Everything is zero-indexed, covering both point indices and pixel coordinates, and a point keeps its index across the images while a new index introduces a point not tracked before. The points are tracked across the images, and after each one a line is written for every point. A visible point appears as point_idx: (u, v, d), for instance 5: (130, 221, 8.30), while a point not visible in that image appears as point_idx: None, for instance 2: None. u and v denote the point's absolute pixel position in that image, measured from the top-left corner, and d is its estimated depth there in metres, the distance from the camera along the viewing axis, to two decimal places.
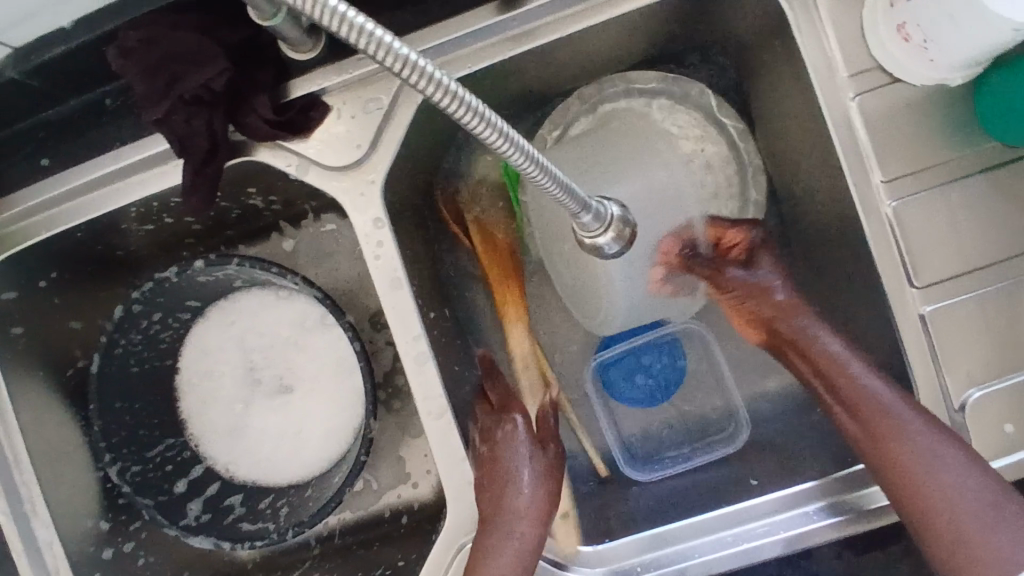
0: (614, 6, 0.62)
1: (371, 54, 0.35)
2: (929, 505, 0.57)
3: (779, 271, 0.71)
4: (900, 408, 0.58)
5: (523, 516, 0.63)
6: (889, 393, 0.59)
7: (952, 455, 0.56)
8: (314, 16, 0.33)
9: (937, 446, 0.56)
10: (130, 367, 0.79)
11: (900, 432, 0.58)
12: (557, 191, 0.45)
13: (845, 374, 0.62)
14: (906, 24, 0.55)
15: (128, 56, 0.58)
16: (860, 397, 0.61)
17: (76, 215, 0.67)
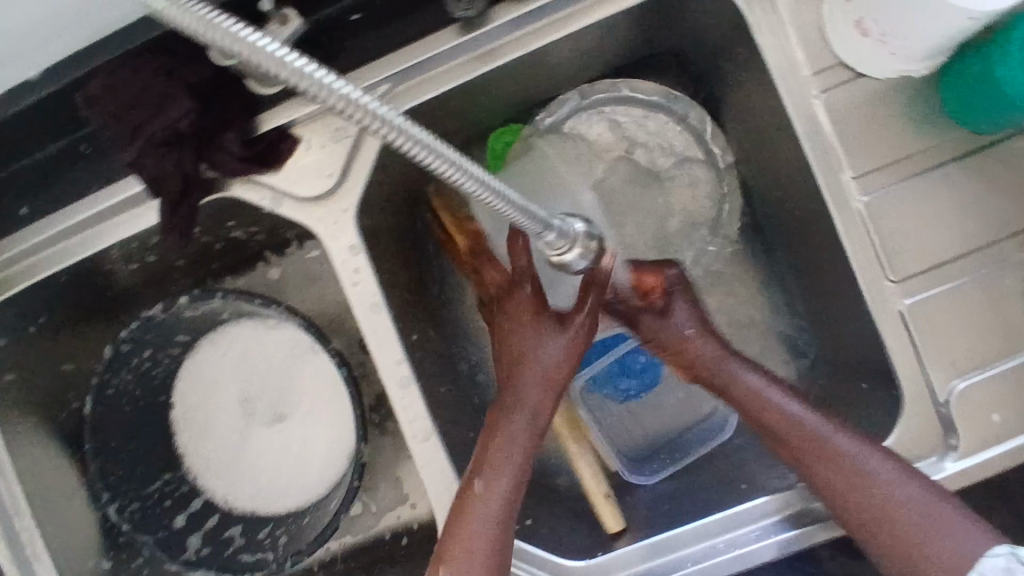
0: (573, 20, 0.62)
1: (313, 95, 0.36)
2: (872, 518, 0.59)
3: (695, 317, 0.69)
4: (820, 430, 0.62)
5: (531, 409, 0.66)
6: (808, 419, 0.63)
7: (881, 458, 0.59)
8: (253, 62, 0.34)
9: (866, 461, 0.59)
10: (123, 405, 0.79)
11: (830, 452, 0.61)
12: (516, 213, 0.45)
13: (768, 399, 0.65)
14: (863, 19, 0.54)
15: (94, 104, 0.59)
16: (783, 426, 0.64)
17: (58, 259, 0.68)
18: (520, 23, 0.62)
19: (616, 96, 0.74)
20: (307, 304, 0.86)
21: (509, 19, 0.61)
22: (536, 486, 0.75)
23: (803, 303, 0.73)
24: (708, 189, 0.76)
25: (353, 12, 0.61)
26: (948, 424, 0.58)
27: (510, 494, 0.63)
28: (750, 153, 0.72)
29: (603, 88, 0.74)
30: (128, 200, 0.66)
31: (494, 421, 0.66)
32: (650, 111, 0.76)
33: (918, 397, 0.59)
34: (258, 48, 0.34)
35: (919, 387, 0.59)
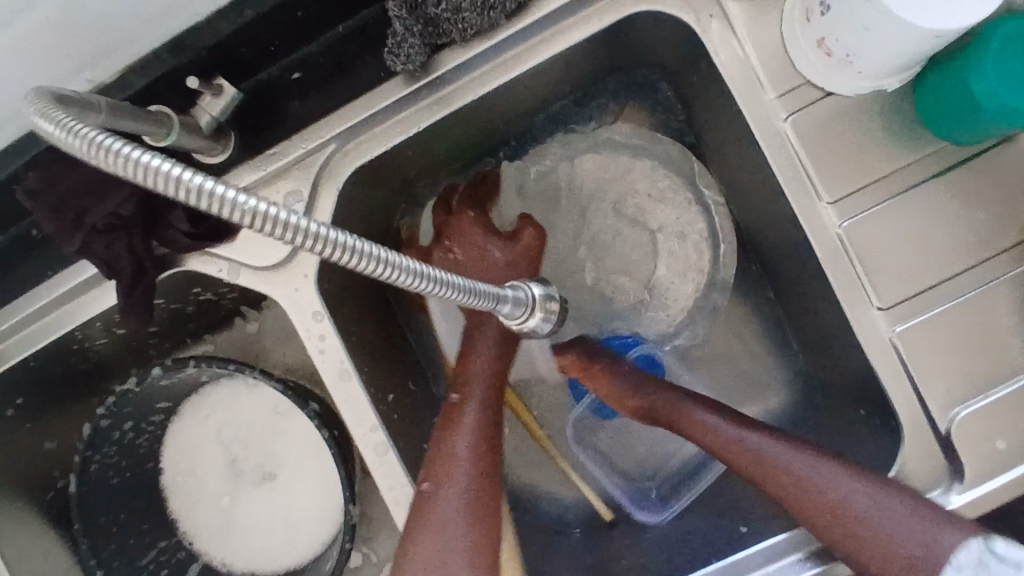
0: (523, 60, 0.59)
1: (220, 213, 0.34)
2: (843, 523, 0.53)
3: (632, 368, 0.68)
4: (762, 442, 0.58)
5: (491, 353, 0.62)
6: (747, 434, 0.59)
7: (855, 492, 0.53)
8: (156, 187, 0.33)
9: (822, 468, 0.55)
10: (110, 479, 0.78)
11: (800, 486, 0.55)
12: (463, 295, 0.43)
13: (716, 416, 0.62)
14: (825, 39, 0.51)
15: (34, 199, 0.57)
16: (716, 439, 0.60)
17: (22, 347, 0.66)
18: (468, 67, 0.58)
19: (598, 139, 0.73)
20: (288, 359, 0.85)
21: (455, 64, 0.58)
22: (532, 533, 0.72)
23: (794, 325, 0.70)
24: (684, 212, 0.72)
25: (294, 71, 0.60)
26: (951, 454, 0.55)
27: (487, 428, 0.59)
28: (725, 173, 0.69)
29: (590, 134, 0.74)
30: (86, 283, 0.64)
31: (458, 383, 0.62)
32: (635, 158, 0.73)
33: (917, 429, 0.56)
34: (157, 172, 0.33)
35: (917, 418, 0.56)
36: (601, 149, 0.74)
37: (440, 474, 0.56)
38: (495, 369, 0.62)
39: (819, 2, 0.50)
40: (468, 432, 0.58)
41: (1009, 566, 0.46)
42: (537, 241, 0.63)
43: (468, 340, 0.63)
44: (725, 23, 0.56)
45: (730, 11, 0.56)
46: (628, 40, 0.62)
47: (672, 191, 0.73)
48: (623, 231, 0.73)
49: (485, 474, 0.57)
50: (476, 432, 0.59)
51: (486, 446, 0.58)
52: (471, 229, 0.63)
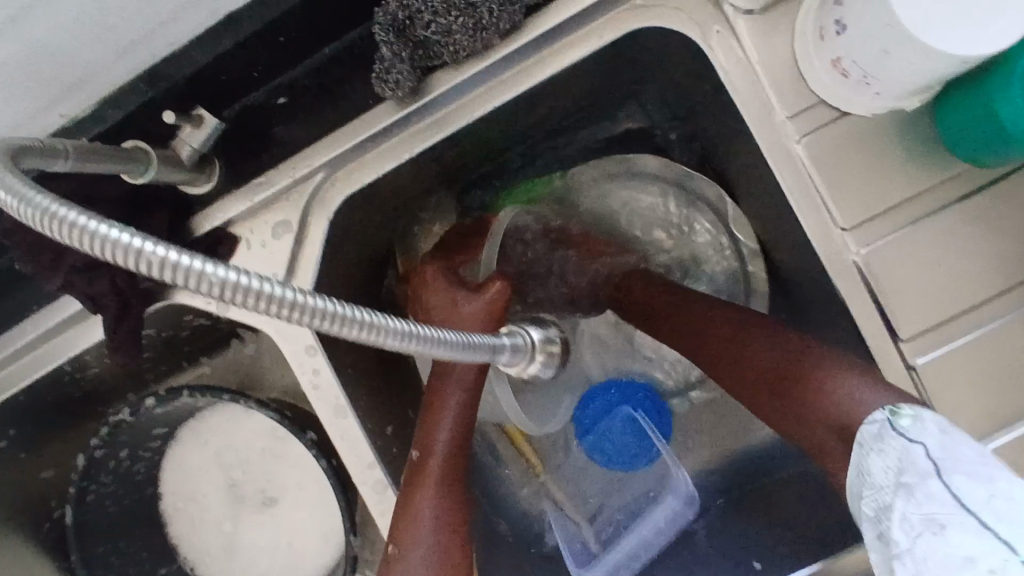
0: (520, 80, 0.56)
1: (189, 285, 0.32)
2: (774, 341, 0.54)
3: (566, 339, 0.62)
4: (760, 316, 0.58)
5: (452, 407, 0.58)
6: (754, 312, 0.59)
7: (789, 346, 0.53)
8: (122, 261, 0.31)
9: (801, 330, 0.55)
10: (109, 507, 0.77)
11: (743, 346, 0.55)
12: (456, 350, 0.40)
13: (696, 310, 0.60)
14: (841, 59, 0.48)
15: (8, 237, 0.54)
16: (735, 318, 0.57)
17: (10, 382, 0.64)
18: (463, 90, 0.56)
19: (628, 165, 0.74)
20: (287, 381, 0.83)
21: (449, 87, 0.55)
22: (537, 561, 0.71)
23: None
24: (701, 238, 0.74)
25: (280, 96, 0.58)
26: None
27: (450, 485, 0.57)
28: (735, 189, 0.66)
29: (622, 164, 0.74)
30: (73, 317, 0.62)
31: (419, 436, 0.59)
32: (668, 189, 0.74)
33: None
34: (121, 244, 0.31)
35: None
36: (633, 178, 0.75)
37: (404, 548, 0.55)
38: (457, 421, 0.59)
39: (834, 20, 0.47)
40: (434, 501, 0.56)
41: (904, 439, 0.43)
42: (502, 297, 0.58)
43: (432, 390, 0.59)
44: (732, 38, 0.53)
45: (739, 27, 0.53)
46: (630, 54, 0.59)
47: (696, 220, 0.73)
48: (652, 258, 0.74)
49: (451, 537, 0.55)
50: (440, 501, 0.56)
51: (450, 515, 0.56)
52: (439, 280, 0.61)
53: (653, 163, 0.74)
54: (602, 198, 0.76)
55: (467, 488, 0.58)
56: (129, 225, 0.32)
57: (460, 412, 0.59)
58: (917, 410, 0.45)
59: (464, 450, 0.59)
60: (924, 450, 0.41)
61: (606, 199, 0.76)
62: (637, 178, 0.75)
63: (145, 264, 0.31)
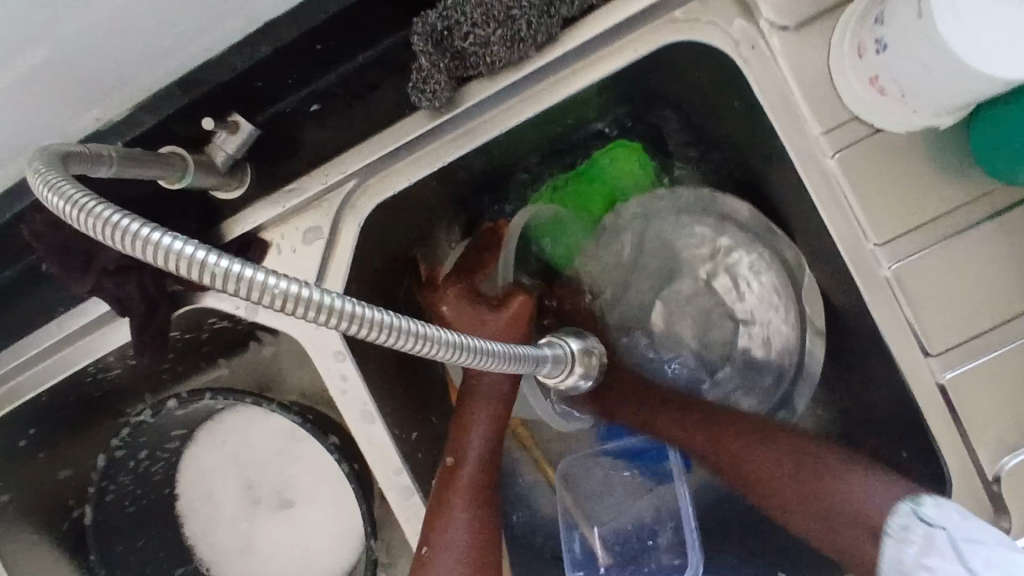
0: (555, 90, 0.56)
1: (251, 297, 0.32)
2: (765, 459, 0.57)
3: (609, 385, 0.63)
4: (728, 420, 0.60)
5: (489, 410, 0.58)
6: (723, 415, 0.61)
7: (783, 450, 0.57)
8: (186, 272, 0.32)
9: (772, 433, 0.58)
10: (126, 507, 0.77)
11: (742, 450, 0.58)
12: (504, 361, 0.41)
13: (689, 412, 0.63)
14: (879, 77, 0.48)
15: (39, 239, 0.54)
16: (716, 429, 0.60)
17: (33, 383, 0.64)
18: (496, 100, 0.56)
19: (702, 203, 0.71)
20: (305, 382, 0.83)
21: (483, 97, 0.56)
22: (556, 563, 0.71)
23: (830, 357, 0.67)
24: (768, 289, 0.69)
25: (313, 103, 0.56)
26: (999, 503, 0.53)
27: (482, 489, 0.57)
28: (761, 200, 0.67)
29: (699, 201, 0.71)
30: (99, 318, 0.62)
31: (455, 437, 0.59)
32: (745, 237, 0.70)
33: (962, 475, 0.54)
34: (186, 256, 0.31)
35: (963, 464, 0.54)
36: (709, 216, 0.71)
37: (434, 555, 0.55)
38: (493, 425, 0.58)
39: (874, 38, 0.47)
40: (466, 510, 0.56)
41: (926, 523, 0.48)
42: (525, 310, 0.59)
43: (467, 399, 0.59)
44: (766, 51, 0.53)
45: (773, 42, 0.53)
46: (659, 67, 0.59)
47: (767, 275, 0.69)
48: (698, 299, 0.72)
49: (481, 541, 0.56)
50: (471, 509, 0.56)
51: (481, 525, 0.56)
52: (458, 302, 0.61)
53: (736, 208, 0.69)
54: (663, 233, 0.73)
55: (497, 499, 0.58)
56: (191, 236, 0.32)
57: (496, 413, 0.58)
58: (939, 498, 0.50)
59: (494, 460, 0.59)
60: (944, 535, 0.47)
61: (666, 236, 0.73)
62: (713, 219, 0.71)
63: (208, 276, 0.32)
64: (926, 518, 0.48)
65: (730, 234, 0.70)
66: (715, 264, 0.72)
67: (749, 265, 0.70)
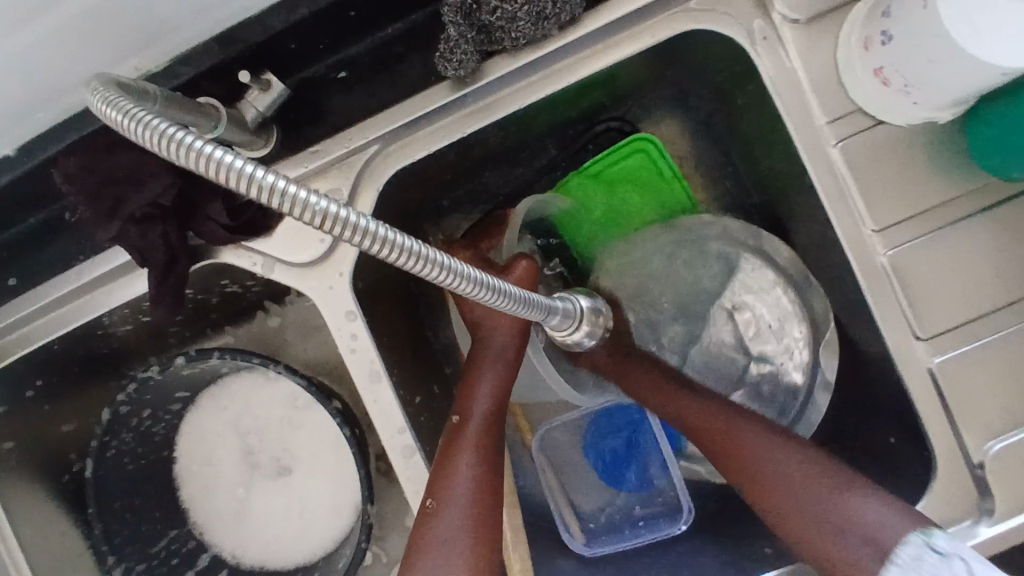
0: (579, 70, 0.58)
1: (293, 213, 0.34)
2: (763, 474, 0.59)
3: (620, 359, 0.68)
4: (725, 413, 0.63)
5: (498, 364, 0.64)
6: (719, 410, 0.64)
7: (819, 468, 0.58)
8: (234, 185, 0.33)
9: (766, 445, 0.60)
10: (126, 464, 0.78)
11: (757, 458, 0.60)
12: (517, 307, 0.43)
13: (707, 405, 0.64)
14: (883, 68, 0.51)
15: (70, 182, 0.55)
16: (708, 420, 0.64)
17: (48, 330, 0.66)
18: (519, 77, 0.59)
19: (739, 241, 0.73)
20: (308, 354, 0.85)
21: (507, 73, 0.58)
22: (548, 538, 0.73)
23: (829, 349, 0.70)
24: (784, 324, 0.72)
25: (341, 70, 0.60)
26: (983, 486, 0.56)
27: (484, 448, 0.61)
28: (765, 192, 0.70)
29: (743, 241, 0.73)
30: (120, 267, 0.64)
31: (464, 392, 0.64)
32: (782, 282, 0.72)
33: (949, 459, 0.56)
34: (237, 170, 0.33)
35: (952, 448, 0.56)
36: (748, 253, 0.73)
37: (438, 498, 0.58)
38: (500, 380, 0.64)
39: (880, 31, 0.50)
40: (470, 457, 0.59)
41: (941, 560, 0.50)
42: (528, 273, 0.63)
43: (473, 361, 0.64)
44: (776, 42, 0.56)
45: (783, 33, 0.56)
46: (673, 54, 0.62)
47: (794, 329, 0.71)
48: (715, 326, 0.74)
49: (484, 495, 0.58)
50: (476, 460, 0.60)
51: (484, 476, 0.59)
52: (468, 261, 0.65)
53: (777, 250, 0.71)
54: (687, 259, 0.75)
55: (501, 453, 0.62)
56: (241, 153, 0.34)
57: (505, 373, 0.64)
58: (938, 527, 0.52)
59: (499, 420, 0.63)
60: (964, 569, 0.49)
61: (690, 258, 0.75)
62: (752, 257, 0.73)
63: (255, 189, 0.33)
64: (936, 550, 0.50)
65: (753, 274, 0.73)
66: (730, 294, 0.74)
67: (777, 305, 0.72)
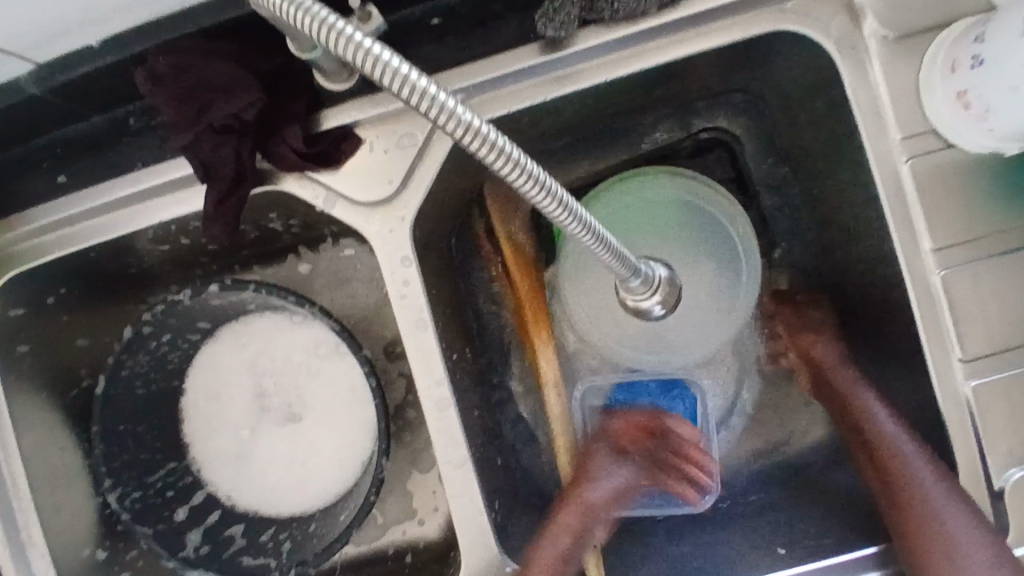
0: (667, 50, 0.59)
1: (435, 118, 0.36)
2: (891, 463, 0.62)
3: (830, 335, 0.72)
4: (879, 411, 0.65)
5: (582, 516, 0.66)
6: (875, 404, 0.66)
7: (905, 434, 0.63)
8: (388, 83, 0.35)
9: (901, 440, 0.62)
10: (136, 389, 0.75)
11: (892, 452, 0.62)
12: (610, 257, 0.45)
13: (862, 395, 0.67)
14: (967, 92, 0.53)
15: (158, 83, 0.57)
16: (861, 412, 0.66)
17: (89, 237, 0.65)
18: (608, 48, 0.59)
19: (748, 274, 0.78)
20: (334, 305, 0.82)
21: (596, 44, 0.59)
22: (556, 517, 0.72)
23: (865, 367, 0.71)
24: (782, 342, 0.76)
25: (434, 17, 0.60)
26: (999, 510, 0.57)
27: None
28: (818, 203, 0.71)
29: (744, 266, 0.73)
30: (175, 182, 0.63)
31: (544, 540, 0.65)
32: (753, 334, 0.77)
33: (971, 480, 0.58)
34: (395, 70, 0.34)
35: (973, 469, 0.58)
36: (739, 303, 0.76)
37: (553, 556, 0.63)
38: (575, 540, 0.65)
39: (970, 56, 0.52)
40: None
41: None
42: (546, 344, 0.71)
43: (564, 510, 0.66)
44: (862, 55, 0.58)
45: (872, 47, 0.57)
46: (757, 55, 0.63)
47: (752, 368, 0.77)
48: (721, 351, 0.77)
49: None
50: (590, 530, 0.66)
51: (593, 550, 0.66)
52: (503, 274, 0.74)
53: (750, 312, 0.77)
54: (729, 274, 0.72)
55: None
56: (396, 53, 0.35)
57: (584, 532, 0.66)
58: None
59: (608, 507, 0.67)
60: None
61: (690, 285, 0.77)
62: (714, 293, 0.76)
63: (407, 89, 0.35)
64: None
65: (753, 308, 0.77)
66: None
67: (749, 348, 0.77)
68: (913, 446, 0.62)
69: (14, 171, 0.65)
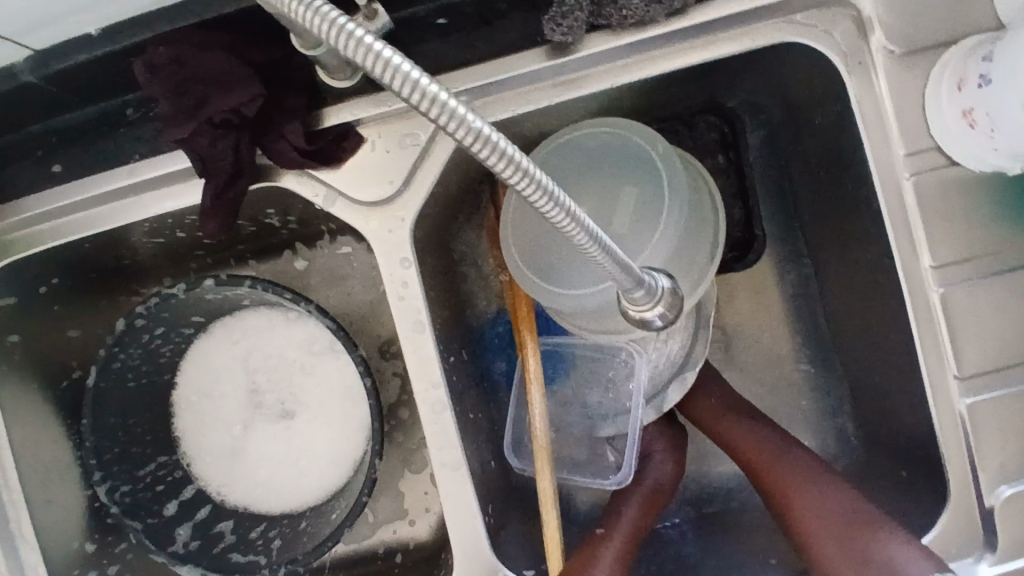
0: (673, 57, 0.58)
1: (445, 126, 0.35)
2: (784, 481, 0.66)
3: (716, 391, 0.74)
4: (766, 437, 0.69)
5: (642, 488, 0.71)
6: (758, 432, 0.70)
7: (793, 455, 0.68)
8: (398, 89, 0.34)
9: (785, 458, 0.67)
10: (128, 382, 0.74)
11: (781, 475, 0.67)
12: (614, 270, 0.45)
13: (744, 424, 0.71)
14: (973, 109, 0.53)
15: (155, 74, 0.56)
16: (747, 441, 0.70)
17: (83, 228, 0.64)
18: (614, 53, 0.58)
19: (744, 283, 0.77)
20: (330, 301, 0.81)
21: (602, 49, 0.58)
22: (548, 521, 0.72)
23: (860, 378, 0.71)
24: (781, 352, 0.77)
25: (439, 16, 0.59)
26: (990, 527, 0.57)
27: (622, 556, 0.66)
28: (820, 214, 0.71)
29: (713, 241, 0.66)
30: (171, 175, 0.62)
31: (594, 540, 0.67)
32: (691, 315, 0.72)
33: (962, 497, 0.58)
34: (408, 77, 0.34)
35: (965, 484, 0.58)
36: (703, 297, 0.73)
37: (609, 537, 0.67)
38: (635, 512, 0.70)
39: (978, 73, 0.52)
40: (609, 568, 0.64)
41: None
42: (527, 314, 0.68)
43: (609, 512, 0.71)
44: (869, 68, 0.58)
45: (877, 60, 0.57)
46: (762, 63, 0.63)
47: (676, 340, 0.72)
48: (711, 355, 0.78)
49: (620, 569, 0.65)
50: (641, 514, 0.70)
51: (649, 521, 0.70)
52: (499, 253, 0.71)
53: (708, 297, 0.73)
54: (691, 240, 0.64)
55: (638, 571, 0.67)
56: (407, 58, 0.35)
57: (642, 502, 0.70)
58: None
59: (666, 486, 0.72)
60: None
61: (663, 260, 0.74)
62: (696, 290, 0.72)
63: (417, 94, 0.34)
64: None
65: (752, 317, 0.77)
66: (723, 324, 0.78)
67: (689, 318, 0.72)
68: (794, 461, 0.67)
69: (8, 159, 0.65)
